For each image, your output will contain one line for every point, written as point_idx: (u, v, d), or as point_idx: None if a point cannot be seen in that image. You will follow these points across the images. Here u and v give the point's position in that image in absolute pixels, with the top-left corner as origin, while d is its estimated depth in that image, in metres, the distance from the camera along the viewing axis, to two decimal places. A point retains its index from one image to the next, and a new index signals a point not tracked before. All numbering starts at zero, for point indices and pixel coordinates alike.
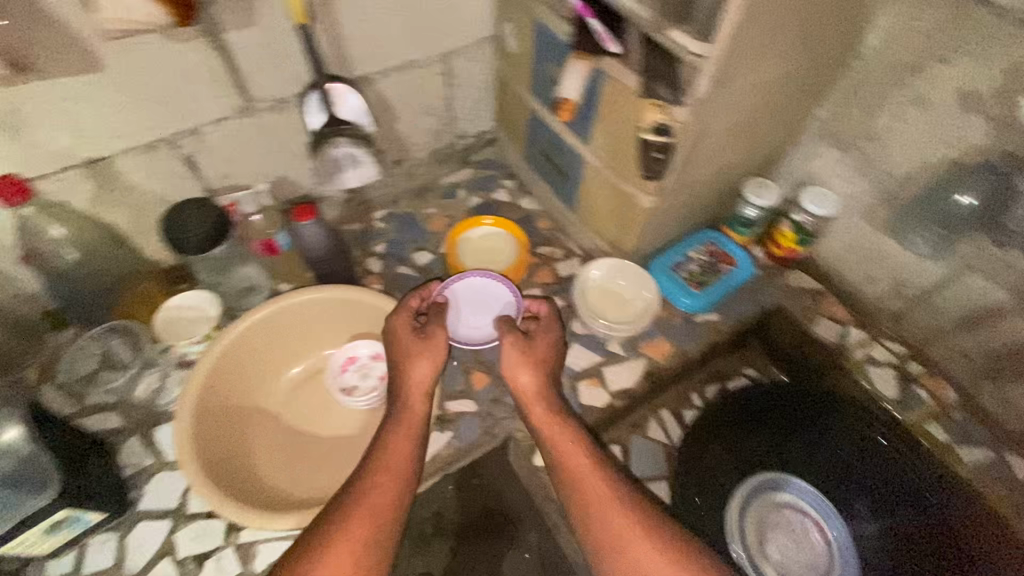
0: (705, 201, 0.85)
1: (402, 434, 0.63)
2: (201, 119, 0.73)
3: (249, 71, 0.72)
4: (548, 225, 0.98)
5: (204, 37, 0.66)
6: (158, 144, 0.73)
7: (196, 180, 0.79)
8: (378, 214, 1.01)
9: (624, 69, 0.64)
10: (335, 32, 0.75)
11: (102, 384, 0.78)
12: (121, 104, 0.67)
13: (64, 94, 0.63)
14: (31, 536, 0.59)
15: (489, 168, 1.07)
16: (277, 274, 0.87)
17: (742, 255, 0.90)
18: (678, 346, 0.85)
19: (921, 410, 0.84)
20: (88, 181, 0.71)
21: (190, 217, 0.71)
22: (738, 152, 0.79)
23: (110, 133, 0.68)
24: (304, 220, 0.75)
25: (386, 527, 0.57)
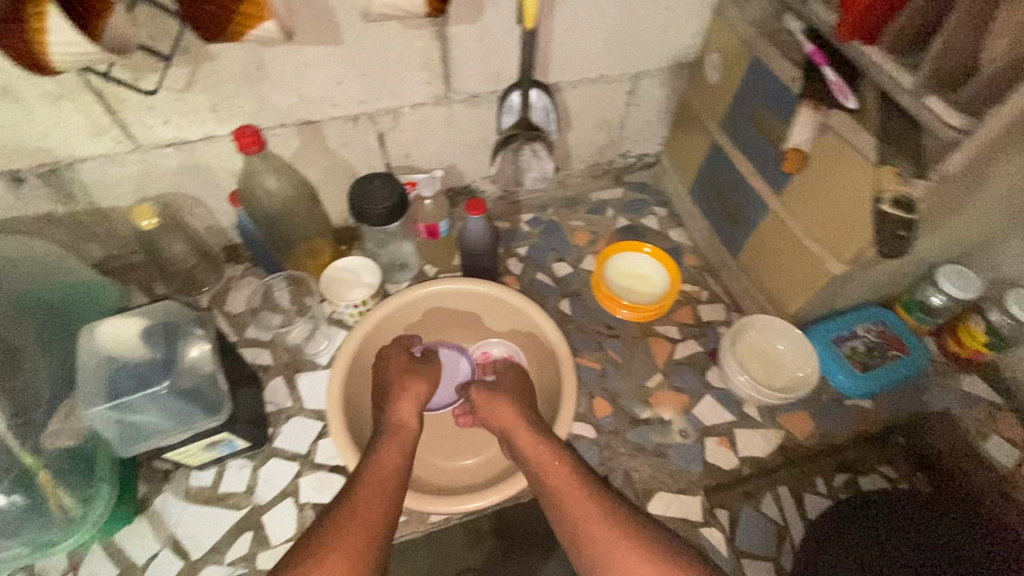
0: (889, 278, 0.77)
1: (397, 448, 0.64)
2: (405, 100, 0.77)
3: (460, 63, 0.75)
4: (696, 264, 0.94)
5: (434, 27, 0.69)
6: (363, 117, 0.78)
7: (381, 155, 0.84)
8: (526, 215, 1.01)
9: (856, 128, 0.59)
10: (545, 39, 0.76)
11: (261, 321, 0.84)
12: (346, 77, 0.72)
13: (306, 61, 0.68)
14: (193, 449, 0.64)
15: (642, 192, 1.05)
16: (427, 256, 0.91)
17: (916, 344, 0.81)
18: (820, 427, 0.79)
19: None
20: (299, 140, 0.77)
21: (378, 190, 0.75)
22: (948, 236, 0.71)
23: (329, 101, 0.74)
24: (474, 213, 0.77)
25: (376, 534, 0.55)
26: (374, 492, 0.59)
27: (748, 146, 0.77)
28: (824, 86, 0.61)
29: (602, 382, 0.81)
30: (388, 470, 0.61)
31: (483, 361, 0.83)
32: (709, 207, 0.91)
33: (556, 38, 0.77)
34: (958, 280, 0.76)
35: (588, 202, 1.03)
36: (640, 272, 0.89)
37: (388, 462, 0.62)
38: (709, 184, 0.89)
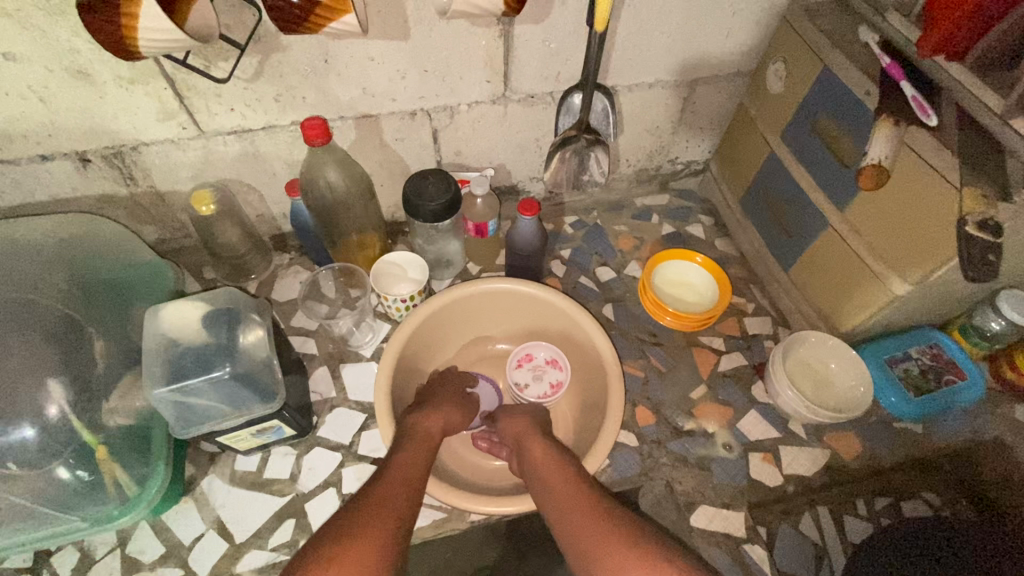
0: (949, 301, 0.75)
1: (419, 448, 0.62)
2: (463, 98, 0.77)
3: (522, 62, 0.74)
4: (741, 275, 0.93)
5: (500, 25, 0.69)
6: (421, 113, 0.78)
7: (434, 151, 0.84)
8: (570, 218, 1.01)
9: (933, 147, 0.58)
10: (607, 42, 0.76)
11: (308, 310, 0.85)
12: (409, 72, 0.72)
13: (372, 55, 0.68)
14: (245, 433, 0.65)
15: (687, 199, 1.04)
16: (473, 254, 0.91)
17: (974, 369, 0.79)
18: (868, 448, 0.77)
19: None
20: (356, 133, 0.77)
21: (433, 187, 0.75)
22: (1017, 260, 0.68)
23: (390, 96, 0.74)
24: (526, 214, 0.77)
25: (396, 517, 0.52)
26: (396, 483, 0.56)
27: (809, 158, 0.76)
28: (901, 102, 0.60)
29: (645, 390, 0.81)
30: (409, 465, 0.59)
31: (525, 361, 0.82)
32: (759, 218, 0.90)
33: (619, 41, 0.76)
34: (1021, 307, 0.74)
35: (633, 207, 1.03)
36: (689, 281, 0.88)
37: (411, 459, 0.60)
38: (762, 195, 0.88)
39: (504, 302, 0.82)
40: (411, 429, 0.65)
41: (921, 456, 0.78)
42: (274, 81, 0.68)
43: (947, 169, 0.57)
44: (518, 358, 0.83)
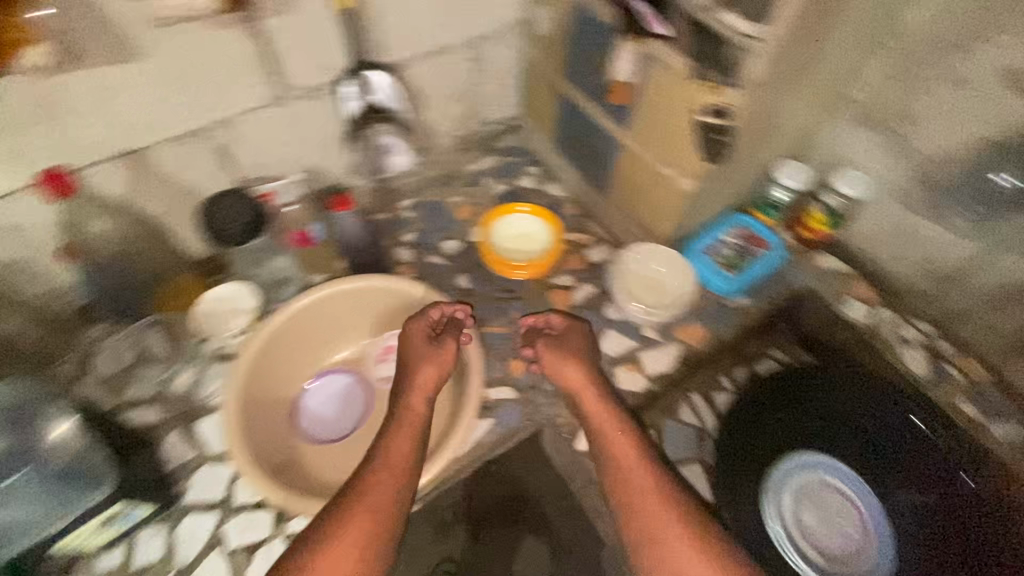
0: (738, 184, 0.85)
1: (405, 431, 0.65)
2: (233, 108, 0.72)
3: (287, 56, 0.71)
4: (576, 212, 0.96)
5: (244, 24, 0.65)
6: (192, 135, 0.72)
7: (229, 171, 0.78)
8: (404, 203, 0.96)
9: (672, 53, 0.64)
10: (372, 22, 0.75)
11: (139, 377, 0.77)
12: (156, 95, 0.65)
13: (100, 85, 0.61)
14: (87, 532, 0.60)
15: (512, 155, 1.03)
16: (310, 266, 0.86)
17: (774, 239, 0.90)
18: (709, 330, 0.87)
19: (951, 386, 0.83)
20: (123, 173, 0.69)
21: (228, 207, 0.70)
22: (772, 136, 0.79)
23: (144, 125, 0.67)
24: (342, 211, 0.75)
25: (387, 521, 0.59)
26: (385, 477, 0.61)
27: (592, 89, 0.81)
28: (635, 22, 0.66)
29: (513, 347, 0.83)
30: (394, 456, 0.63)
31: (389, 353, 0.80)
32: (574, 156, 0.95)
33: (382, 13, 0.75)
34: (790, 173, 0.87)
35: (464, 174, 1.01)
36: (528, 232, 0.91)
37: (398, 447, 0.64)
38: (569, 135, 0.92)
39: (350, 303, 0.78)
40: (396, 412, 0.67)
41: (754, 323, 0.89)
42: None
43: (687, 69, 0.64)
44: (380, 352, 0.81)
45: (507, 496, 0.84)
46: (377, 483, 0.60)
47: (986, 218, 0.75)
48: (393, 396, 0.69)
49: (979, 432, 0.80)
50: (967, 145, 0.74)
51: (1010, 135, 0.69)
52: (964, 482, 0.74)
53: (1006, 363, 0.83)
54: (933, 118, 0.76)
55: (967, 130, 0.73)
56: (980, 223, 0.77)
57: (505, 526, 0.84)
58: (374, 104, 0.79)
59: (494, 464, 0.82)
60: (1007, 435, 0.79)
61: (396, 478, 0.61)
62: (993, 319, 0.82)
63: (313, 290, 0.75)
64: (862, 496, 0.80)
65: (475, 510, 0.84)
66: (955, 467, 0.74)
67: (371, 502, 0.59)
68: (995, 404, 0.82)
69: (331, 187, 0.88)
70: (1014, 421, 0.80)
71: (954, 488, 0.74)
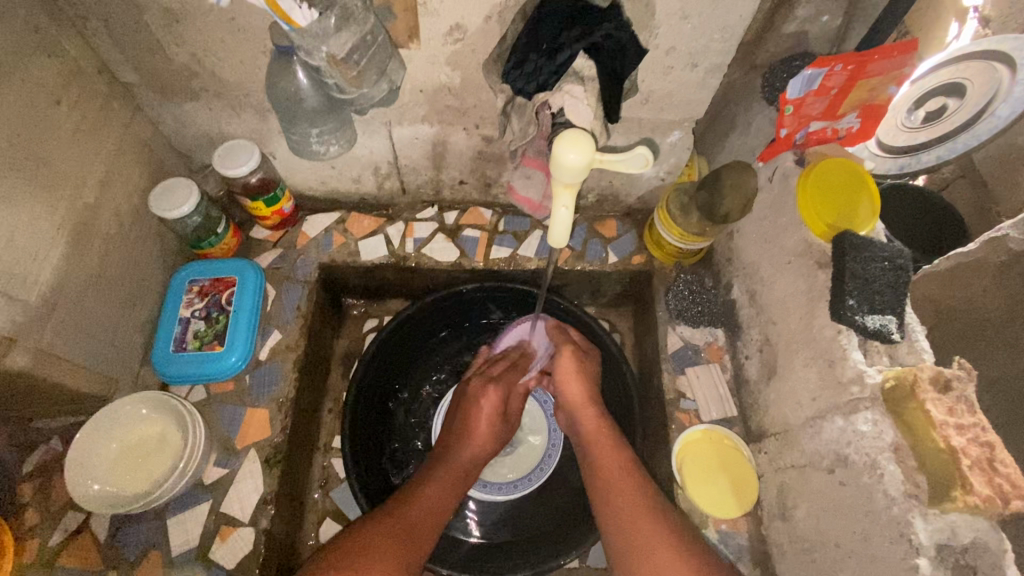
0: (610, 173, 1.11)
1: (609, 446, 0.90)
2: (182, 210, 0.92)
3: (247, 152, 0.95)
4: (482, 236, 1.17)
5: (135, 63, 0.87)
6: (134, 236, 0.95)
7: (199, 282, 1.03)
8: (308, 283, 1.10)
9: (495, 93, 0.89)
10: (235, 84, 0.91)
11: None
12: (109, 235, 0.89)
13: (77, 237, 0.83)
14: None
15: (401, 207, 1.19)
16: (231, 395, 0.99)
17: (665, 207, 1.08)
18: (661, 321, 1.10)
19: (703, 335, 1.08)
20: (70, 325, 0.82)
21: (123, 413, 0.88)
22: (620, 135, 1.00)
23: (101, 267, 0.88)
24: (228, 281, 1.04)
25: (654, 508, 0.81)
26: (625, 487, 0.84)
27: (451, 138, 1.02)
28: (454, 103, 0.93)
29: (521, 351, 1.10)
30: (624, 481, 0.85)
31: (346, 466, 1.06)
32: (446, 181, 1.14)
33: (280, 132, 1.00)
34: (665, 142, 1.02)
35: (413, 224, 1.17)
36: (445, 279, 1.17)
37: (613, 460, 0.88)
38: (443, 161, 1.08)
39: None
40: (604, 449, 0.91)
41: (666, 290, 1.12)
42: (43, 342, 0.78)
43: (508, 94, 0.86)
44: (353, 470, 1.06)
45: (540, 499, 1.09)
46: (626, 500, 0.82)
47: (743, 165, 0.95)
48: (619, 469, 0.86)
49: (665, 390, 1.05)
50: (706, 97, 0.93)
51: (716, 69, 0.87)
52: (625, 402, 1.09)
53: (738, 287, 1.04)
54: (677, 96, 0.93)
55: (700, 93, 0.92)
56: (737, 166, 0.96)
57: (550, 548, 1.00)
58: (182, 210, 0.92)
59: (554, 493, 1.09)
60: (689, 378, 1.05)
61: (642, 496, 0.82)
62: (740, 239, 1.03)
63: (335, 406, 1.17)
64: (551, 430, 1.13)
65: (521, 532, 1.06)
66: (630, 397, 1.08)
67: (639, 515, 0.80)
68: (742, 346, 1.03)
69: (319, 268, 1.12)
70: (691, 370, 1.05)
71: (619, 402, 1.11)
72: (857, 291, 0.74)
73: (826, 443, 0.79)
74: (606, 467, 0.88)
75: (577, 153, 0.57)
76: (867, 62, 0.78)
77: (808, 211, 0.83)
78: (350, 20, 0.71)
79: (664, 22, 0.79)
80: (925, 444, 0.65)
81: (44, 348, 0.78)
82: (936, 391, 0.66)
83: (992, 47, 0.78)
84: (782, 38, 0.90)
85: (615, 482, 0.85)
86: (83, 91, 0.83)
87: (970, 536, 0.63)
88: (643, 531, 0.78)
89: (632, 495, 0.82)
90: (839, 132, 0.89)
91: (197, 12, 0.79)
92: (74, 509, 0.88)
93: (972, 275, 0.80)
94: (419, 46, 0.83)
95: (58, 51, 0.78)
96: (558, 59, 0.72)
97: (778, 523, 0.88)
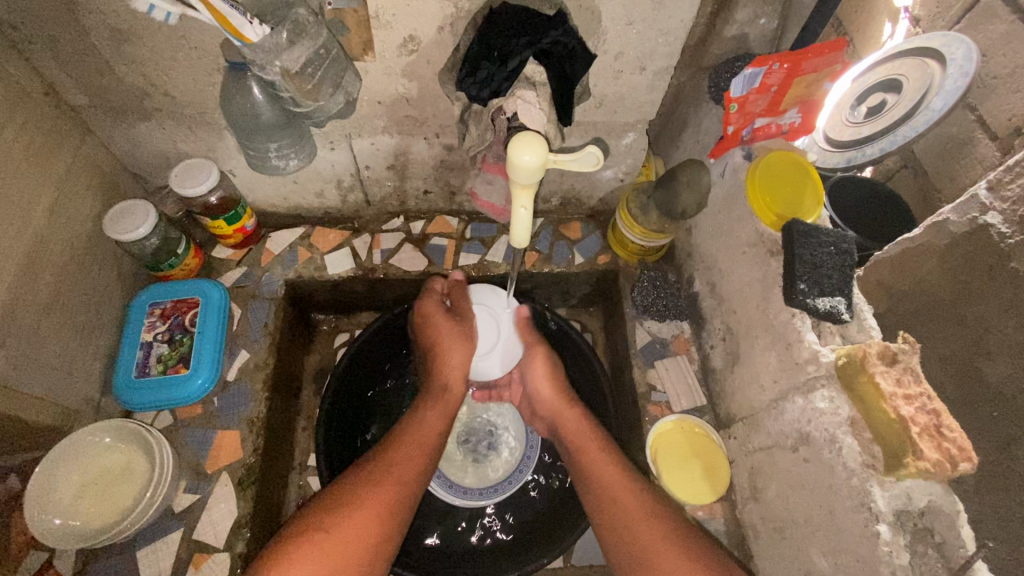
0: (570, 176, 1.14)
1: (596, 446, 0.90)
2: (136, 232, 0.90)
3: (207, 167, 0.94)
4: (450, 244, 1.17)
5: (83, 85, 0.86)
6: (90, 262, 0.93)
7: (161, 306, 1.01)
8: (275, 301, 1.08)
9: (453, 103, 0.91)
10: (188, 101, 0.90)
11: None
12: (62, 262, 0.87)
13: (26, 265, 0.80)
14: None
15: (365, 218, 1.19)
16: (197, 419, 0.97)
17: (624, 208, 1.11)
18: (630, 317, 1.13)
19: (669, 328, 1.12)
20: (23, 356, 0.79)
21: (85, 440, 0.85)
22: (578, 138, 1.03)
23: (53, 294, 0.85)
24: (191, 303, 1.02)
25: (654, 515, 0.81)
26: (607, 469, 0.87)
27: (411, 147, 1.03)
28: (412, 112, 0.95)
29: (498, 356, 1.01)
30: (620, 489, 0.84)
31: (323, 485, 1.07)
32: (409, 191, 1.14)
33: (237, 149, 0.99)
34: (622, 144, 1.05)
35: (379, 235, 1.17)
36: (408, 283, 1.17)
37: (612, 473, 0.86)
38: (405, 171, 1.09)
39: None
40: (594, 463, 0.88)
41: (631, 288, 1.15)
42: None
43: (464, 104, 0.88)
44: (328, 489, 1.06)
45: (518, 503, 1.09)
46: (626, 506, 0.82)
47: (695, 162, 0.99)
48: (617, 482, 0.85)
49: (637, 384, 1.07)
50: (656, 100, 0.97)
51: (662, 72, 0.91)
52: (597, 402, 1.10)
53: (699, 280, 1.08)
54: (629, 99, 0.96)
55: (650, 96, 0.96)
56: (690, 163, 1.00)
57: (531, 550, 1.01)
58: (139, 232, 0.90)
59: (534, 497, 1.09)
60: (657, 371, 1.08)
61: (641, 507, 0.82)
62: (697, 233, 1.08)
63: (307, 427, 1.15)
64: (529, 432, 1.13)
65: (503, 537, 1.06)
66: (601, 395, 1.10)
67: (637, 512, 0.81)
68: (706, 336, 1.06)
69: (285, 284, 1.11)
70: (660, 363, 1.08)
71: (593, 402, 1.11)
72: (806, 275, 0.77)
73: (788, 423, 0.83)
74: (594, 469, 0.87)
75: (531, 154, 0.60)
76: (802, 59, 0.83)
77: (757, 203, 0.88)
78: (304, 35, 0.71)
79: (611, 28, 0.83)
80: (878, 415, 0.68)
81: None
82: (884, 364, 0.69)
83: (925, 43, 0.74)
84: (724, 40, 0.95)
85: (624, 488, 0.84)
86: (28, 114, 0.81)
87: (925, 500, 0.67)
88: (647, 529, 0.79)
89: (628, 497, 0.83)
90: (782, 127, 0.93)
91: (148, 32, 0.79)
92: (36, 547, 0.84)
93: (918, 261, 0.72)
94: (374, 59, 0.84)
95: (1, 74, 0.76)
96: (509, 66, 0.75)
97: (751, 505, 0.91)
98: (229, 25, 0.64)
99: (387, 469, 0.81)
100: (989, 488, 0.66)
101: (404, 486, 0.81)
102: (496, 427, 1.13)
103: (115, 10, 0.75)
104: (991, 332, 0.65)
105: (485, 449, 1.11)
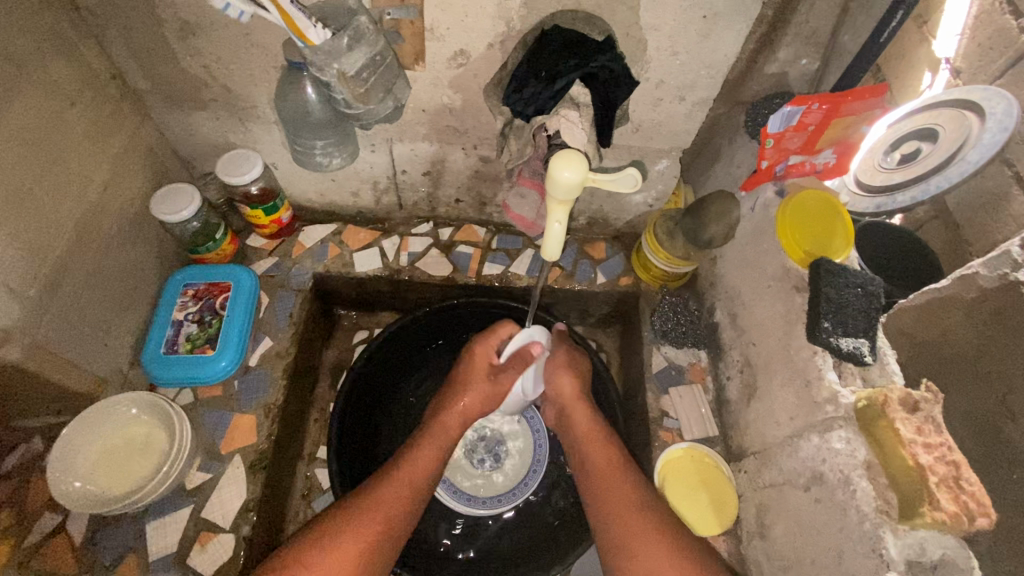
0: (599, 197, 1.16)
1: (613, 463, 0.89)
2: (180, 214, 0.94)
3: (253, 158, 0.98)
4: (476, 253, 1.20)
5: (148, 73, 0.91)
6: (134, 238, 0.96)
7: (195, 288, 1.04)
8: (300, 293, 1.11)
9: (495, 117, 0.94)
10: (242, 94, 0.95)
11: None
12: (108, 235, 0.91)
13: (76, 236, 0.84)
14: None
15: (395, 220, 1.22)
16: (217, 401, 0.99)
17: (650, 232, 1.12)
18: (649, 341, 1.13)
19: (687, 355, 1.12)
20: (64, 322, 0.83)
21: (111, 410, 0.88)
22: (611, 161, 1.05)
23: (97, 265, 0.89)
24: (223, 287, 1.05)
25: (662, 534, 0.80)
26: (617, 488, 0.86)
27: (448, 156, 1.06)
28: (454, 122, 0.98)
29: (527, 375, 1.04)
30: (631, 512, 0.83)
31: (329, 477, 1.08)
32: (442, 198, 1.17)
33: (283, 143, 1.03)
34: (654, 169, 1.07)
35: (407, 238, 1.20)
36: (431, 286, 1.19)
37: (624, 489, 0.86)
38: (440, 179, 1.12)
39: None
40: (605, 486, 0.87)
41: (651, 312, 1.16)
42: (37, 335, 0.78)
43: (506, 119, 0.91)
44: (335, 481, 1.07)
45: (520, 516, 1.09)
46: (635, 533, 0.81)
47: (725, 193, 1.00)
48: (628, 502, 0.84)
49: (650, 408, 1.07)
50: (692, 130, 0.99)
51: (701, 103, 0.93)
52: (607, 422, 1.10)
53: (720, 311, 1.09)
54: (666, 128, 0.98)
55: (687, 127, 0.98)
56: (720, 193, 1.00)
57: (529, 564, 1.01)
58: (180, 214, 0.93)
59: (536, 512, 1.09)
60: (671, 397, 1.07)
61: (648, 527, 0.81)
62: (723, 263, 1.08)
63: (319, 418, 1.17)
64: (537, 446, 1.13)
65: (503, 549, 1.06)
66: (612, 415, 1.10)
67: (641, 529, 0.81)
68: (723, 367, 1.06)
69: (313, 277, 1.14)
70: (674, 389, 1.08)
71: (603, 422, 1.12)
72: (831, 314, 0.77)
73: (802, 461, 0.82)
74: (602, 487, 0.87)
75: (571, 171, 0.62)
76: (839, 103, 0.83)
77: (787, 239, 0.88)
78: (362, 41, 0.75)
79: (655, 57, 0.85)
80: (895, 461, 0.67)
81: (38, 341, 0.78)
82: (905, 411, 0.68)
83: (964, 95, 0.73)
84: (764, 78, 0.97)
85: (630, 511, 0.83)
86: (95, 94, 0.86)
87: (938, 552, 0.65)
88: (648, 547, 0.79)
89: (637, 517, 0.82)
90: (816, 167, 0.94)
91: (215, 26, 0.83)
92: (51, 510, 0.86)
93: (946, 310, 0.72)
94: (424, 68, 0.87)
95: (75, 55, 0.81)
96: (554, 86, 0.78)
97: (757, 542, 0.90)
98: (293, 26, 0.68)
99: (373, 506, 0.82)
100: (1006, 548, 0.64)
101: (389, 526, 0.82)
102: (503, 438, 1.13)
103: (187, 5, 0.80)
104: (1015, 389, 0.64)
105: (491, 460, 1.11)
